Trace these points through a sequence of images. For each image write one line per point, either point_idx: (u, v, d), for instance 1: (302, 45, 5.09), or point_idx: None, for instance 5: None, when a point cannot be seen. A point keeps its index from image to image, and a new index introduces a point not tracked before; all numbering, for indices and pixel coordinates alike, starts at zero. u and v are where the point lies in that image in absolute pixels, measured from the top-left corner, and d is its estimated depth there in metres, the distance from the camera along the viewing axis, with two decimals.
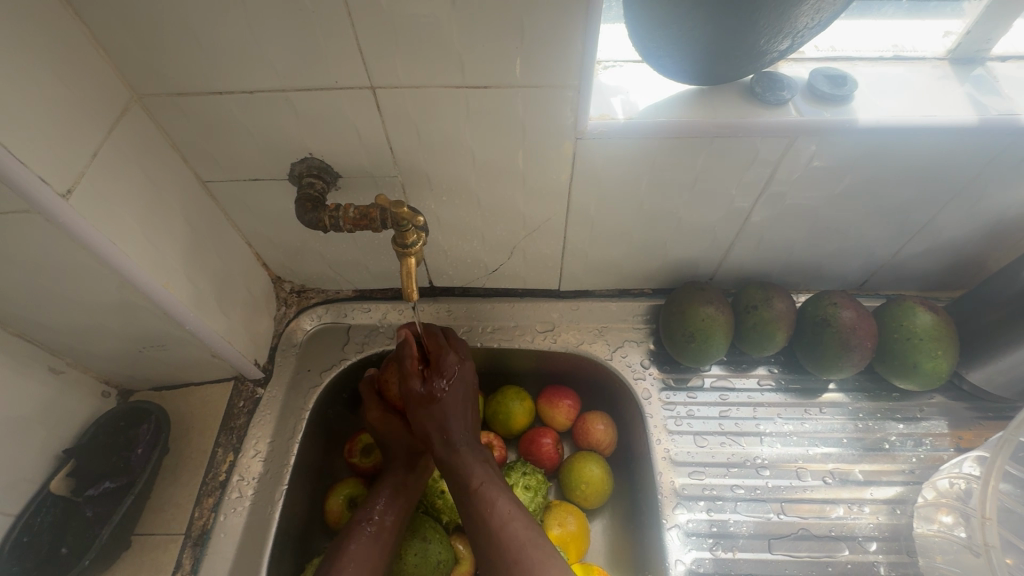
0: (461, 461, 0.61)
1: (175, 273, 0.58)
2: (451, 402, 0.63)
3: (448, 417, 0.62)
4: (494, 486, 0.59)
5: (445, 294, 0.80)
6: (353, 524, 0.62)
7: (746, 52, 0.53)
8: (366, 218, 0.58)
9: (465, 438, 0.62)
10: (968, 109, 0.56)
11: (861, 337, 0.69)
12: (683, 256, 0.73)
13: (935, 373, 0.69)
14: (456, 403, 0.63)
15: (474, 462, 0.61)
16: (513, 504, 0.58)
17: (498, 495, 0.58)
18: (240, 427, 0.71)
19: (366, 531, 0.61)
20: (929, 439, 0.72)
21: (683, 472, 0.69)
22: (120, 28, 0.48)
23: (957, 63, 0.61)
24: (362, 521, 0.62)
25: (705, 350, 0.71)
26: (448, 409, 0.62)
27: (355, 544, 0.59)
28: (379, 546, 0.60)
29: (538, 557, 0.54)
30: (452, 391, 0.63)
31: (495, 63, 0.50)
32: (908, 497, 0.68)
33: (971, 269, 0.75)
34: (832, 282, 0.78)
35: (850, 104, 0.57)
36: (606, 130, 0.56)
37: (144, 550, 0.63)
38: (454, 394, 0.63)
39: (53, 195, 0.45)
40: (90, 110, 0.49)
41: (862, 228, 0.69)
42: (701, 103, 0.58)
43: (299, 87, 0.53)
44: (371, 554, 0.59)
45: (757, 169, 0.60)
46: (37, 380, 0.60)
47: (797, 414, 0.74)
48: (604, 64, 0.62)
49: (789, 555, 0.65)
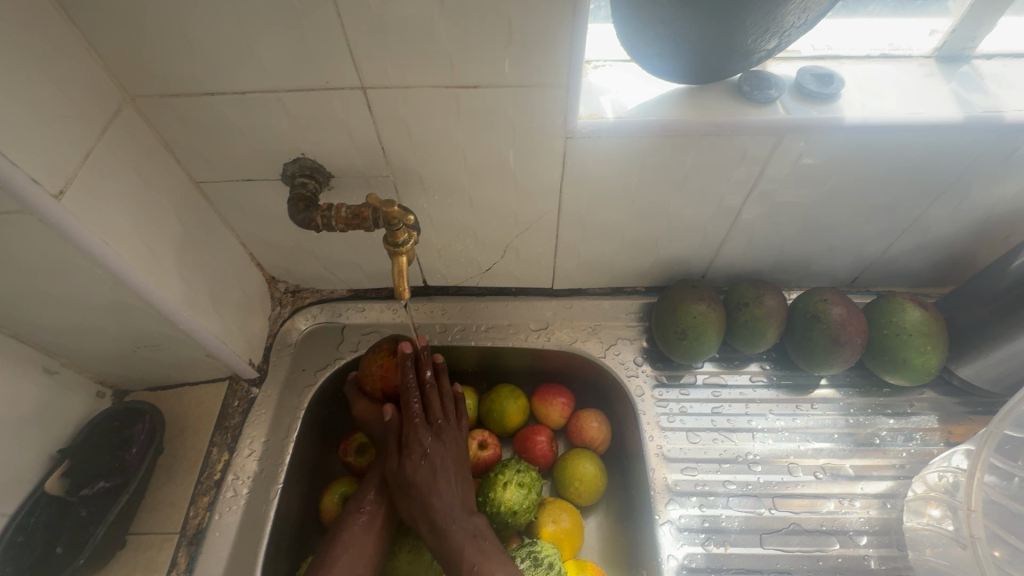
0: (452, 546, 0.58)
1: (168, 273, 0.59)
2: (428, 483, 0.61)
3: (430, 497, 0.60)
4: (487, 566, 0.56)
5: (439, 294, 0.80)
6: (347, 514, 0.63)
7: (734, 51, 0.53)
8: (358, 218, 0.59)
9: (453, 518, 0.60)
10: (954, 106, 0.57)
11: (852, 333, 0.69)
12: (675, 254, 0.74)
13: (925, 368, 0.70)
14: (434, 481, 0.61)
15: (465, 544, 0.58)
16: None
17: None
18: (235, 426, 0.71)
19: (358, 519, 0.62)
20: (920, 433, 0.72)
21: (675, 468, 0.70)
22: (112, 30, 0.49)
23: (944, 61, 0.62)
24: (355, 512, 0.63)
25: (697, 347, 0.71)
26: (428, 492, 0.61)
27: (348, 534, 0.61)
28: (371, 535, 0.62)
29: None
30: (428, 469, 0.62)
31: (485, 63, 0.51)
32: (898, 491, 0.69)
33: (960, 265, 0.75)
34: (823, 279, 0.79)
35: (837, 101, 0.58)
36: (596, 129, 0.56)
37: (139, 549, 0.63)
38: (432, 471, 0.62)
39: (45, 195, 0.45)
40: (82, 111, 0.49)
41: (852, 225, 0.69)
42: (690, 102, 0.58)
43: (291, 88, 0.53)
44: (363, 544, 0.61)
45: (746, 167, 0.61)
46: (31, 381, 0.61)
47: (789, 409, 0.74)
48: (594, 64, 0.62)
49: (781, 549, 0.65)
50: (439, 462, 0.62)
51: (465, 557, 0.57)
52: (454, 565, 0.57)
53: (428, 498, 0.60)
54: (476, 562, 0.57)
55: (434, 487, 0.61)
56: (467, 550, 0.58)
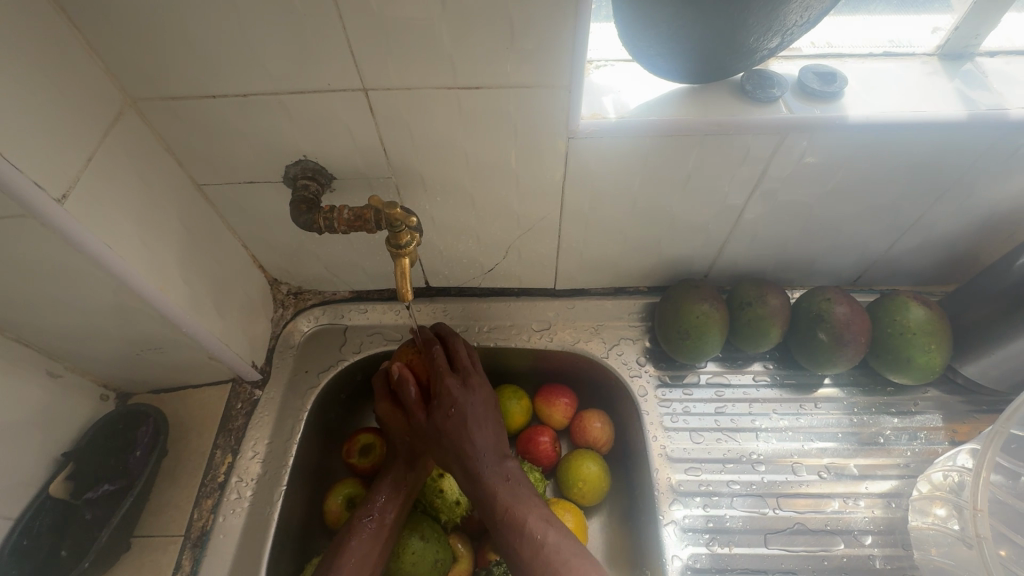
0: (485, 490, 0.59)
1: (171, 277, 0.59)
2: (460, 431, 0.60)
3: (462, 445, 0.60)
4: (522, 509, 0.57)
5: (441, 294, 0.80)
6: (353, 521, 0.62)
7: (736, 50, 0.53)
8: (360, 219, 0.59)
9: (485, 466, 0.60)
10: (957, 104, 0.57)
11: (856, 332, 0.69)
12: (677, 253, 0.74)
13: (929, 367, 0.69)
14: (465, 429, 0.61)
15: (499, 488, 0.59)
16: (545, 524, 0.56)
17: (529, 521, 0.56)
18: (239, 429, 0.71)
19: (366, 529, 0.61)
20: (924, 432, 0.72)
21: (679, 468, 0.70)
22: (114, 34, 0.49)
23: (946, 58, 0.62)
24: (362, 520, 0.62)
25: (701, 347, 0.71)
26: (460, 438, 0.60)
27: (354, 543, 0.60)
28: (377, 544, 0.61)
29: None
30: (457, 417, 0.61)
31: (487, 64, 0.51)
32: (903, 490, 0.69)
33: (964, 263, 0.75)
34: (826, 278, 0.79)
35: (840, 100, 0.57)
36: (598, 129, 0.56)
37: (144, 552, 0.63)
38: (463, 420, 0.61)
39: (48, 199, 0.45)
40: (85, 115, 0.49)
41: (855, 224, 0.69)
42: (693, 101, 0.58)
43: (293, 90, 0.53)
44: (370, 555, 0.60)
45: (749, 166, 0.61)
46: (35, 385, 0.61)
47: (792, 409, 0.74)
48: (596, 64, 0.62)
49: (786, 549, 0.65)
50: (468, 412, 0.61)
51: (501, 501, 0.58)
52: (490, 507, 0.58)
53: (460, 444, 0.60)
54: (511, 504, 0.57)
55: (466, 435, 0.60)
56: (502, 494, 0.58)
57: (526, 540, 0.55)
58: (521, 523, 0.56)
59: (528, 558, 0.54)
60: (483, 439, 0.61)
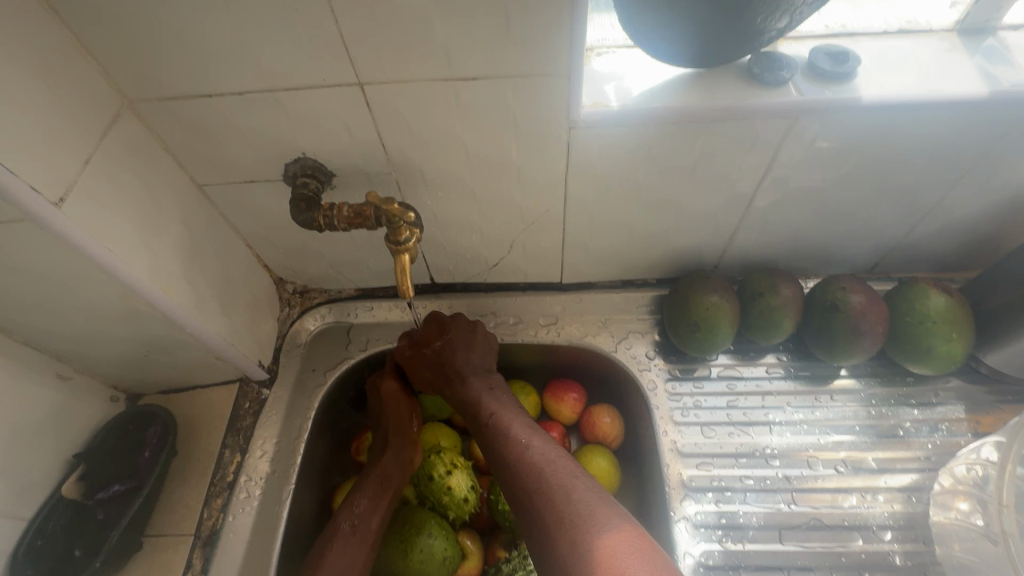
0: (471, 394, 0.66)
1: (174, 278, 0.59)
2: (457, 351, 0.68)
3: (454, 358, 0.68)
4: (505, 414, 0.63)
5: (447, 291, 0.79)
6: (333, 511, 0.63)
7: (742, 32, 0.51)
8: (360, 216, 0.58)
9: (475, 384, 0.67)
10: (978, 81, 0.54)
11: (872, 321, 0.67)
12: (686, 244, 0.72)
13: (950, 357, 0.67)
14: (460, 357, 0.68)
15: (484, 395, 0.65)
16: (526, 428, 0.61)
17: (509, 423, 0.61)
18: (246, 428, 0.71)
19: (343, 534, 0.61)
20: (946, 424, 0.70)
21: (690, 463, 0.68)
22: (107, 35, 0.48)
23: (966, 34, 0.59)
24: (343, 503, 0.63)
25: (711, 339, 0.70)
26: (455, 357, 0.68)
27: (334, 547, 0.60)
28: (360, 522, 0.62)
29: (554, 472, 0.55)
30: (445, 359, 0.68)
31: (484, 54, 0.50)
32: (924, 484, 0.66)
33: (986, 248, 0.72)
34: (841, 266, 0.76)
35: (853, 81, 0.55)
36: (599, 118, 0.55)
37: (156, 552, 0.64)
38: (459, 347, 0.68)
39: (46, 204, 0.45)
40: (81, 118, 0.49)
41: (871, 210, 0.67)
42: (698, 86, 0.56)
43: (288, 87, 0.52)
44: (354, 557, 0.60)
45: (758, 152, 0.59)
46: (45, 387, 0.61)
47: (807, 401, 0.72)
48: (597, 50, 0.60)
49: (801, 545, 0.64)
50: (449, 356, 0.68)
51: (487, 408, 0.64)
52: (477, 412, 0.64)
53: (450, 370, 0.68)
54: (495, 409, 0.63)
55: (455, 357, 0.68)
56: (486, 402, 0.64)
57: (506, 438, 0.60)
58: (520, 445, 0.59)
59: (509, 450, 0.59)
60: (476, 364, 0.68)
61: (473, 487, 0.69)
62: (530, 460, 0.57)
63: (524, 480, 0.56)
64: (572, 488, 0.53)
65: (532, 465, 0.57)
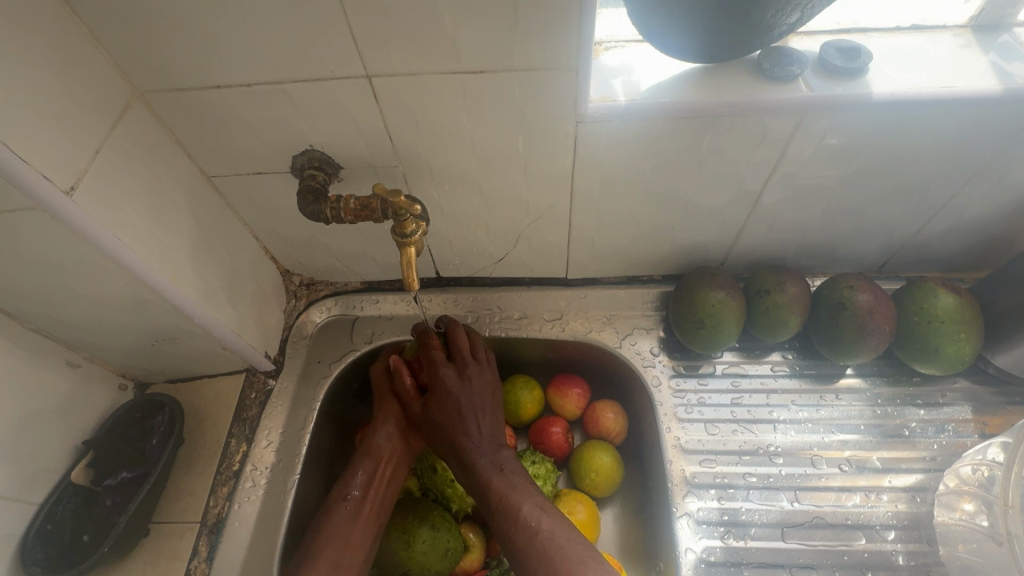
0: (480, 473, 0.61)
1: (182, 268, 0.59)
2: (462, 416, 0.63)
3: (459, 422, 0.63)
4: (516, 496, 0.59)
5: (452, 284, 0.79)
6: (331, 503, 0.63)
7: (753, 27, 0.51)
8: (367, 209, 0.58)
9: (479, 456, 0.62)
10: (991, 78, 0.53)
11: (879, 321, 0.66)
12: (692, 241, 0.72)
13: (958, 357, 0.67)
14: (465, 415, 0.63)
15: (494, 474, 0.61)
16: (539, 509, 0.58)
17: (523, 502, 0.58)
18: (252, 418, 0.72)
19: (342, 512, 0.61)
20: (952, 424, 0.69)
21: (693, 460, 0.68)
22: (117, 25, 0.48)
23: (981, 30, 0.58)
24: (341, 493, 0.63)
25: (716, 336, 0.69)
26: (461, 423, 0.63)
27: (331, 523, 0.61)
28: (359, 532, 0.61)
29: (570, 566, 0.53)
30: (455, 411, 0.63)
31: (493, 48, 0.49)
32: (929, 484, 0.66)
33: (997, 248, 0.72)
34: (849, 264, 0.76)
35: (864, 77, 0.55)
36: (606, 113, 0.55)
37: (163, 538, 0.65)
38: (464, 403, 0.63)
39: (56, 192, 0.46)
40: (92, 108, 0.50)
41: (881, 208, 0.66)
42: (706, 82, 0.56)
43: (296, 79, 0.53)
44: (353, 534, 0.61)
45: (767, 148, 0.58)
46: (55, 374, 0.62)
47: (812, 400, 0.72)
48: (605, 45, 0.60)
49: (804, 544, 0.64)
50: (464, 407, 0.63)
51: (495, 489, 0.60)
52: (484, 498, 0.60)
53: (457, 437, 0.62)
54: (505, 491, 0.59)
55: (461, 417, 0.63)
56: (496, 482, 0.60)
57: (523, 527, 0.57)
58: (548, 532, 0.56)
59: (525, 540, 0.56)
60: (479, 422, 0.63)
61: None
62: (550, 557, 0.54)
63: None
64: None
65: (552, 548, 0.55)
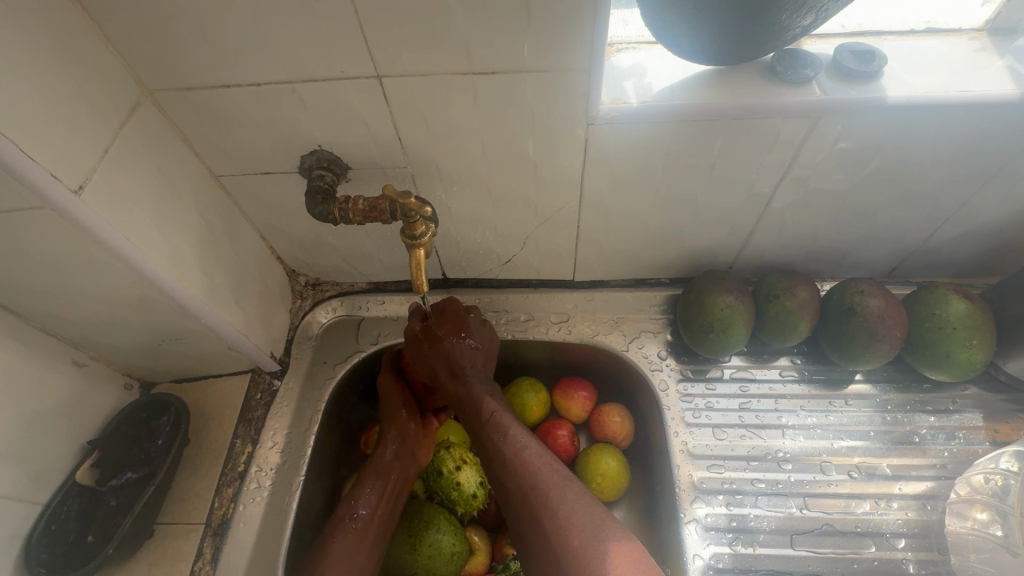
0: (473, 394, 0.65)
1: (189, 268, 0.59)
2: (458, 348, 0.66)
3: (455, 353, 0.66)
4: (506, 415, 0.63)
5: (458, 286, 0.79)
6: (338, 521, 0.61)
7: (767, 29, 0.50)
8: (375, 210, 0.58)
9: (472, 381, 0.66)
10: (1008, 82, 0.53)
11: (890, 326, 0.66)
12: (702, 244, 0.71)
13: (969, 364, 0.66)
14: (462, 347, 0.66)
15: (486, 396, 0.65)
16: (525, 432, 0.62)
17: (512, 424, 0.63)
18: (258, 419, 0.72)
19: (349, 534, 0.60)
20: (962, 432, 0.69)
21: (701, 465, 0.68)
22: (127, 24, 0.48)
23: (996, 33, 0.57)
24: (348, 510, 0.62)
25: (725, 340, 0.69)
26: (458, 353, 0.66)
27: (338, 546, 0.59)
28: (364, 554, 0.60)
29: (555, 480, 0.58)
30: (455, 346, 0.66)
31: (504, 48, 0.49)
32: (939, 492, 0.66)
33: (1010, 254, 0.71)
34: (858, 269, 0.75)
35: (878, 81, 0.54)
36: (618, 115, 0.54)
37: (167, 539, 0.65)
38: (461, 340, 0.66)
39: (65, 191, 0.45)
40: (101, 107, 0.49)
41: (893, 212, 0.66)
42: (718, 84, 0.55)
43: (306, 79, 0.52)
44: (360, 556, 0.59)
45: (780, 151, 0.58)
46: (61, 373, 0.62)
47: (821, 405, 0.71)
48: (616, 46, 0.59)
49: (812, 551, 0.63)
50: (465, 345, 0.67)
51: (485, 407, 0.64)
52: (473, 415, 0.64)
53: (453, 364, 0.66)
54: (495, 409, 0.64)
55: (459, 350, 0.66)
56: (487, 402, 0.64)
57: (508, 442, 0.61)
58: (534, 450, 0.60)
59: (509, 454, 0.60)
60: (476, 355, 0.67)
61: (482, 484, 0.70)
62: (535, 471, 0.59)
63: (517, 495, 0.58)
64: (565, 492, 0.57)
65: (536, 464, 0.59)
